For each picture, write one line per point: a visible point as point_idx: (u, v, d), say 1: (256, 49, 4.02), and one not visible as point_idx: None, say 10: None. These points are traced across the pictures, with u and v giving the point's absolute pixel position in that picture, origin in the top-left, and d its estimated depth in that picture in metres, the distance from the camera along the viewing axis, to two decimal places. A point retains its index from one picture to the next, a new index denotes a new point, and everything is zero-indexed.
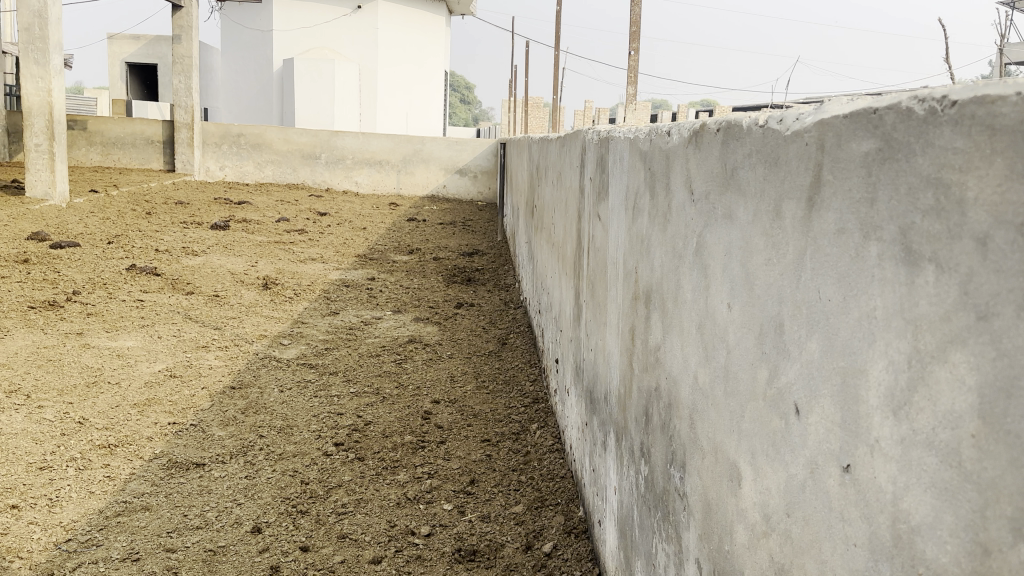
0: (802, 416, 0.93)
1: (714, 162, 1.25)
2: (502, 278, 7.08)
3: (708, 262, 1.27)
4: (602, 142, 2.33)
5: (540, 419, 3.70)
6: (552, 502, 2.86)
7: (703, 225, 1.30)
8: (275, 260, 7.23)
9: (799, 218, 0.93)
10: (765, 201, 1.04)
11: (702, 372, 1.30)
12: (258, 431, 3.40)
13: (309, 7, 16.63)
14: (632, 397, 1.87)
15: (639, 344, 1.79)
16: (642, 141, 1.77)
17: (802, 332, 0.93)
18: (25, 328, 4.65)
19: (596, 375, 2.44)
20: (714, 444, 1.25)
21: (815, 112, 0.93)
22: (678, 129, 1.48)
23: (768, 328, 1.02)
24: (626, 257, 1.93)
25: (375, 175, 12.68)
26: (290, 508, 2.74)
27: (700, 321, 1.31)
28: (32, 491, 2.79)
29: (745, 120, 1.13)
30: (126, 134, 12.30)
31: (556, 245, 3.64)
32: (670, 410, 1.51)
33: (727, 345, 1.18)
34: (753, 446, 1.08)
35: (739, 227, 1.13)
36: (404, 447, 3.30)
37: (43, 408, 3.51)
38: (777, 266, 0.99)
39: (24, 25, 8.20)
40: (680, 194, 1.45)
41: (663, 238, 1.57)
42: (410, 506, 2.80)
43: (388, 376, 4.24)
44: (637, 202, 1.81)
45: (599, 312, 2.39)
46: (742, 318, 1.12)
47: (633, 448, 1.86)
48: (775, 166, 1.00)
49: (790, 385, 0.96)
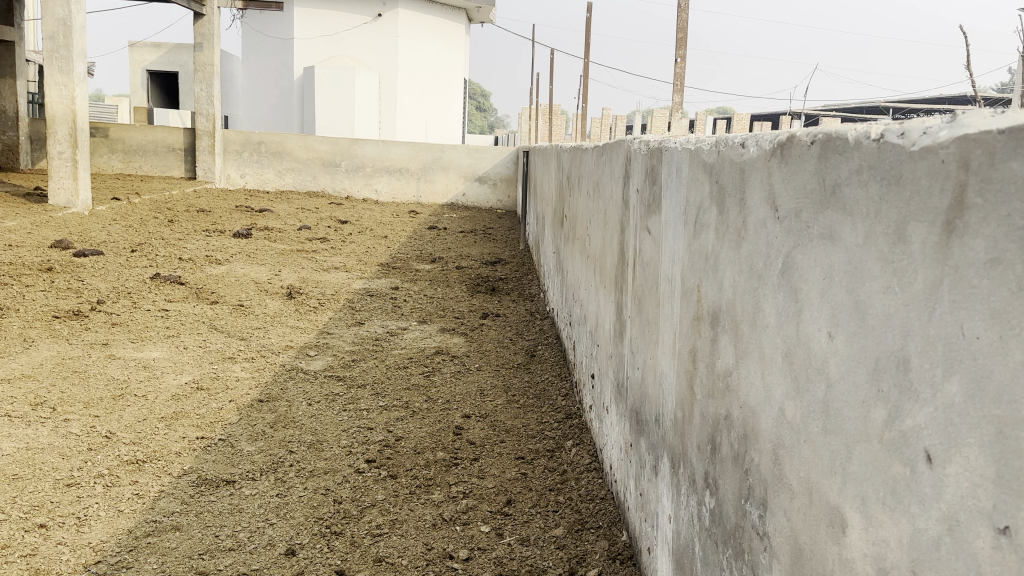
0: (936, 466, 0.84)
1: (808, 177, 1.15)
2: (526, 287, 7.00)
3: (800, 285, 1.17)
4: (653, 153, 2.24)
5: (575, 435, 3.61)
6: (593, 525, 2.76)
7: (792, 245, 1.20)
8: (298, 269, 7.18)
9: (932, 244, 0.84)
10: (881, 222, 0.94)
11: (791, 405, 1.20)
12: (287, 446, 3.32)
13: (330, 15, 16.66)
14: (693, 422, 1.76)
15: (703, 367, 1.69)
16: (708, 153, 1.67)
17: (936, 372, 0.83)
18: (50, 339, 4.61)
19: (644, 396, 2.33)
20: (809, 484, 1.15)
21: (950, 126, 0.84)
22: (755, 140, 1.39)
23: (886, 365, 0.93)
24: (685, 276, 1.83)
25: (395, 183, 12.65)
26: (324, 529, 2.66)
27: (787, 348, 1.22)
28: (59, 510, 2.72)
29: (851, 133, 1.03)
30: (147, 141, 12.31)
31: (592, 256, 3.55)
32: (746, 440, 1.41)
33: (828, 378, 1.08)
34: (864, 492, 0.98)
35: (844, 249, 1.03)
36: (437, 464, 3.21)
37: (69, 422, 3.45)
38: (899, 296, 0.90)
39: (49, 33, 8.17)
40: (758, 211, 1.35)
41: (736, 257, 1.47)
42: (447, 527, 2.71)
43: (416, 389, 4.15)
44: (700, 217, 1.72)
45: (648, 329, 2.28)
46: (848, 349, 1.02)
47: (694, 478, 1.76)
48: (897, 185, 0.91)
49: (918, 429, 0.87)
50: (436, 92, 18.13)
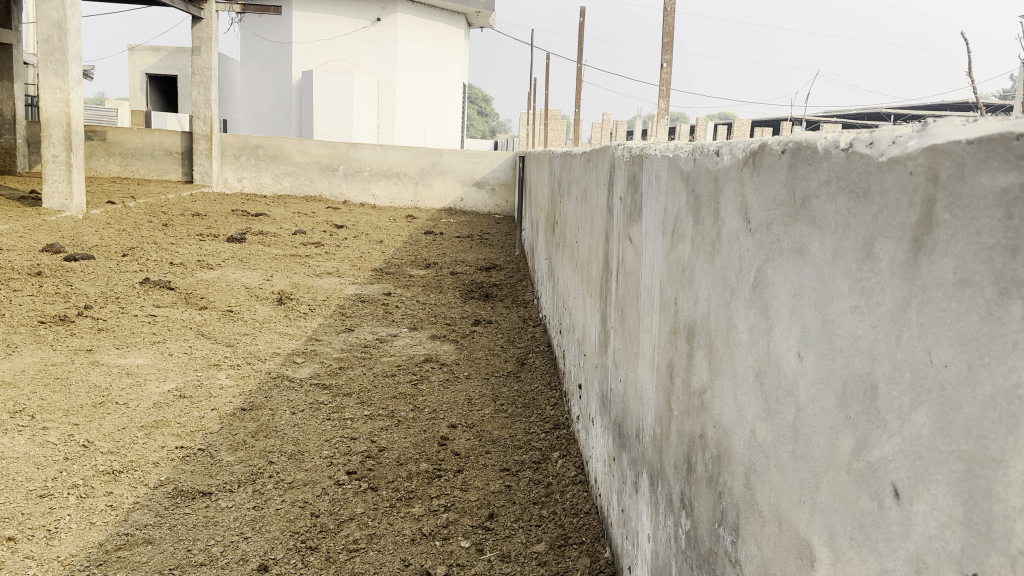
0: (903, 502, 0.77)
1: (779, 188, 1.09)
2: (520, 294, 6.93)
3: (771, 301, 1.11)
4: (635, 160, 2.18)
5: (562, 446, 3.54)
6: (576, 541, 2.69)
7: (763, 259, 1.14)
8: (290, 274, 7.12)
9: (901, 262, 0.78)
10: (849, 237, 0.88)
11: (762, 427, 1.14)
12: (268, 457, 3.26)
13: (329, 20, 16.64)
14: (671, 440, 1.70)
15: (679, 383, 1.63)
16: (684, 161, 1.61)
17: (903, 402, 0.77)
18: (34, 345, 4.55)
19: (626, 410, 2.27)
20: (779, 512, 1.09)
21: (919, 135, 0.78)
22: (729, 148, 1.33)
23: (854, 390, 0.87)
24: (664, 286, 1.77)
25: (393, 188, 12.61)
26: (299, 543, 2.60)
27: (758, 366, 1.15)
28: (30, 521, 2.66)
29: (820, 142, 0.97)
30: (144, 145, 12.28)
31: (579, 264, 3.49)
32: (720, 462, 1.34)
33: (798, 401, 1.02)
34: (831, 524, 0.92)
35: (813, 265, 0.97)
36: (419, 476, 3.15)
37: (47, 430, 3.39)
38: (867, 318, 0.84)
39: (44, 36, 8.14)
40: (732, 222, 1.29)
41: (710, 269, 1.41)
42: (426, 543, 2.64)
43: (403, 398, 4.08)
44: (677, 227, 1.66)
45: (630, 341, 2.22)
46: (818, 371, 0.96)
47: (671, 497, 1.69)
48: (865, 198, 0.85)
49: (886, 461, 0.80)
50: (435, 97, 18.11)
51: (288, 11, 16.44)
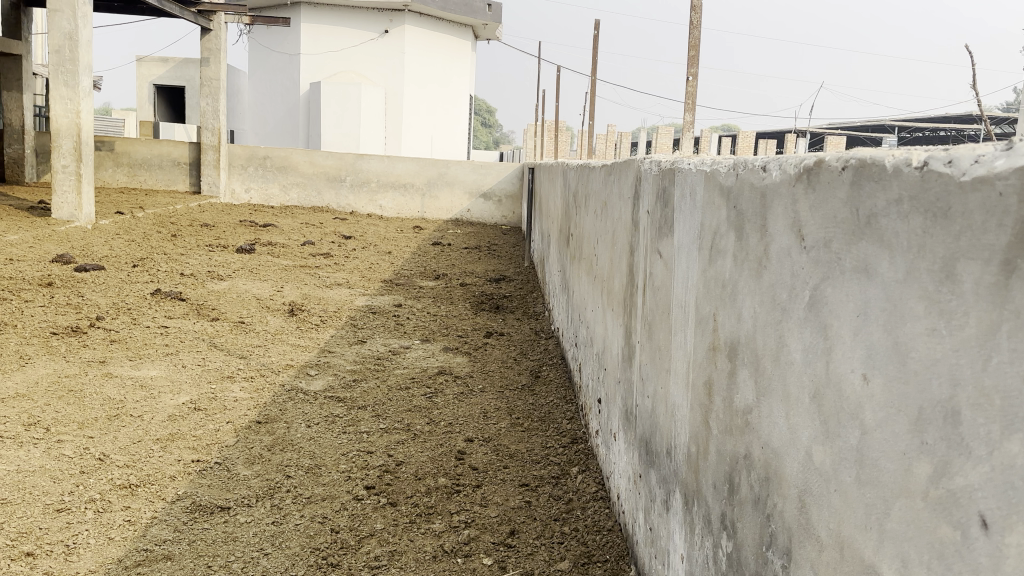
0: (993, 533, 0.75)
1: (839, 205, 1.07)
2: (531, 305, 6.91)
3: (830, 320, 1.09)
4: (665, 174, 2.17)
5: (580, 461, 3.51)
6: (600, 559, 2.66)
7: (821, 277, 1.12)
8: (300, 285, 7.11)
9: (987, 284, 0.76)
10: (925, 256, 0.86)
11: (820, 450, 1.11)
12: (285, 471, 3.23)
13: (337, 32, 16.70)
14: (709, 458, 1.67)
15: (718, 401, 1.60)
16: (725, 176, 1.60)
17: (992, 429, 0.75)
18: (47, 356, 4.53)
19: (655, 426, 2.24)
20: (840, 538, 1.06)
21: (1006, 154, 0.76)
22: (778, 163, 1.31)
23: (931, 415, 0.84)
24: (700, 302, 1.74)
25: (400, 199, 12.61)
26: (320, 560, 2.57)
27: (816, 388, 1.13)
28: (49, 536, 2.63)
29: (888, 159, 0.95)
30: (153, 155, 12.31)
31: (599, 277, 3.47)
32: (768, 484, 1.32)
33: (863, 424, 0.99)
34: (905, 552, 0.90)
35: (882, 284, 0.95)
36: (438, 491, 3.12)
37: (63, 443, 3.37)
38: (946, 341, 0.81)
39: (55, 47, 8.17)
40: (782, 239, 1.27)
41: (756, 286, 1.38)
42: (448, 560, 2.61)
43: (418, 411, 4.05)
44: (716, 242, 1.63)
45: (659, 357, 2.19)
46: (886, 394, 0.93)
47: (710, 517, 1.66)
48: (944, 217, 0.83)
49: (971, 490, 0.78)
50: (441, 108, 18.18)
51: (296, 22, 16.53)
